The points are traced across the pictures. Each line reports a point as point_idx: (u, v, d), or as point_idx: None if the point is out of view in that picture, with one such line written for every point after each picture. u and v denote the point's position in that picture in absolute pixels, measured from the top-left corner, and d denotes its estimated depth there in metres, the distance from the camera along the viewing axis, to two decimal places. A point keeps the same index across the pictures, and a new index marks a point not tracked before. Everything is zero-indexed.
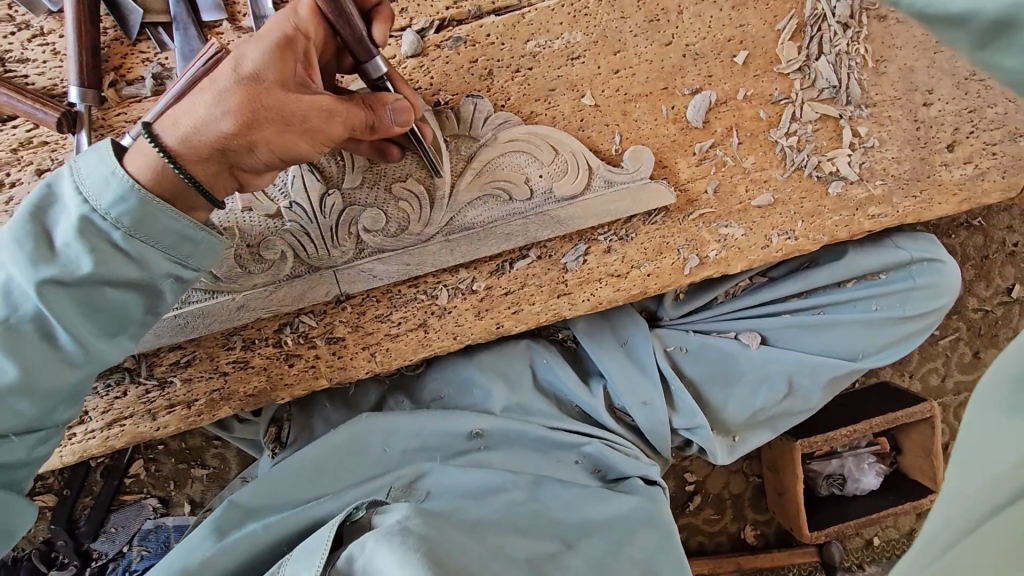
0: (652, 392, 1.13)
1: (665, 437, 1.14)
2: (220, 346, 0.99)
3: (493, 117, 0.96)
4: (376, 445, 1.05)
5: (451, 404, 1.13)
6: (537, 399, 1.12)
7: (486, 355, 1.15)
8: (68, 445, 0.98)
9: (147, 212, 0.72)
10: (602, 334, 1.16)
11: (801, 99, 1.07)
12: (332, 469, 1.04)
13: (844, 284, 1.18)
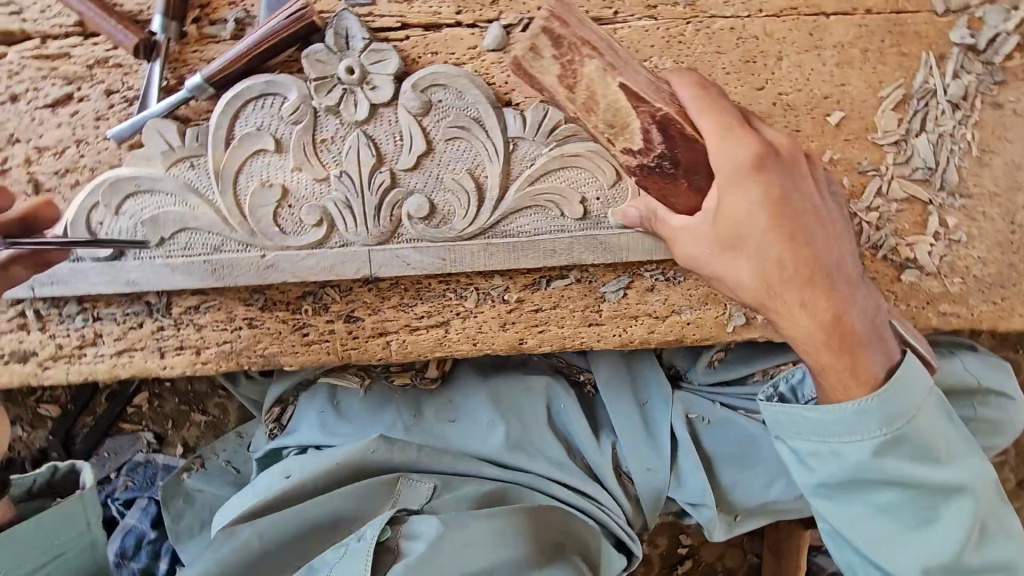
0: (660, 458, 1.08)
1: (660, 501, 1.08)
2: (241, 300, 0.98)
3: (560, 128, 0.91)
4: (384, 464, 1.04)
5: (456, 433, 1.10)
6: (548, 441, 1.09)
7: (504, 390, 1.13)
8: (76, 364, 0.98)
9: None
10: (622, 385, 1.12)
11: (891, 173, 0.99)
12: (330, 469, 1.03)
13: None
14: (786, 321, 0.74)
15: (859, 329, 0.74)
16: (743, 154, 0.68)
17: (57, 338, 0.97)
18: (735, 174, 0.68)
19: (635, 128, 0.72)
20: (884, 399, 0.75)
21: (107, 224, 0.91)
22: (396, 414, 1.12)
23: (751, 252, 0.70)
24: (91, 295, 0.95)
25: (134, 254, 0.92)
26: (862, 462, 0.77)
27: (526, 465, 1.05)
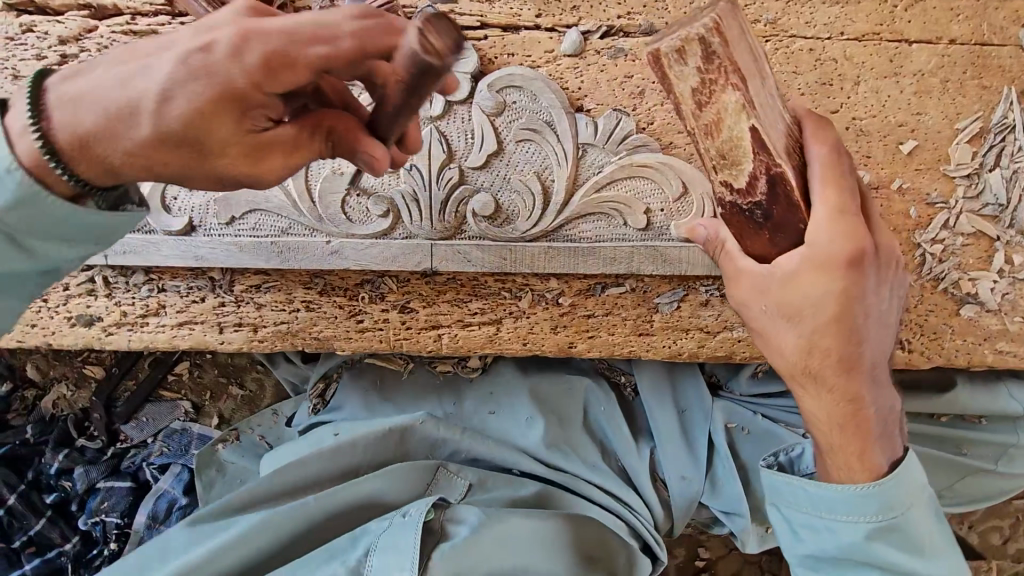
0: (695, 469, 1.10)
1: (692, 510, 1.09)
2: (302, 283, 1.00)
3: (632, 138, 0.92)
4: (427, 445, 1.08)
5: (495, 426, 1.11)
6: (585, 444, 1.11)
7: (544, 387, 1.13)
8: (138, 331, 1.01)
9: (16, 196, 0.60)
10: (664, 394, 1.12)
11: (959, 207, 0.97)
12: (376, 454, 1.07)
13: (936, 417, 1.11)
14: (808, 398, 0.75)
15: (873, 416, 0.75)
16: (839, 248, 0.66)
17: (123, 305, 1.00)
18: (821, 262, 0.67)
19: (745, 168, 0.69)
20: (888, 489, 0.76)
21: (180, 200, 0.93)
22: (438, 404, 1.15)
23: (802, 327, 0.70)
24: (159, 267, 0.98)
25: (205, 230, 0.94)
26: (853, 543, 0.78)
27: (564, 463, 1.06)
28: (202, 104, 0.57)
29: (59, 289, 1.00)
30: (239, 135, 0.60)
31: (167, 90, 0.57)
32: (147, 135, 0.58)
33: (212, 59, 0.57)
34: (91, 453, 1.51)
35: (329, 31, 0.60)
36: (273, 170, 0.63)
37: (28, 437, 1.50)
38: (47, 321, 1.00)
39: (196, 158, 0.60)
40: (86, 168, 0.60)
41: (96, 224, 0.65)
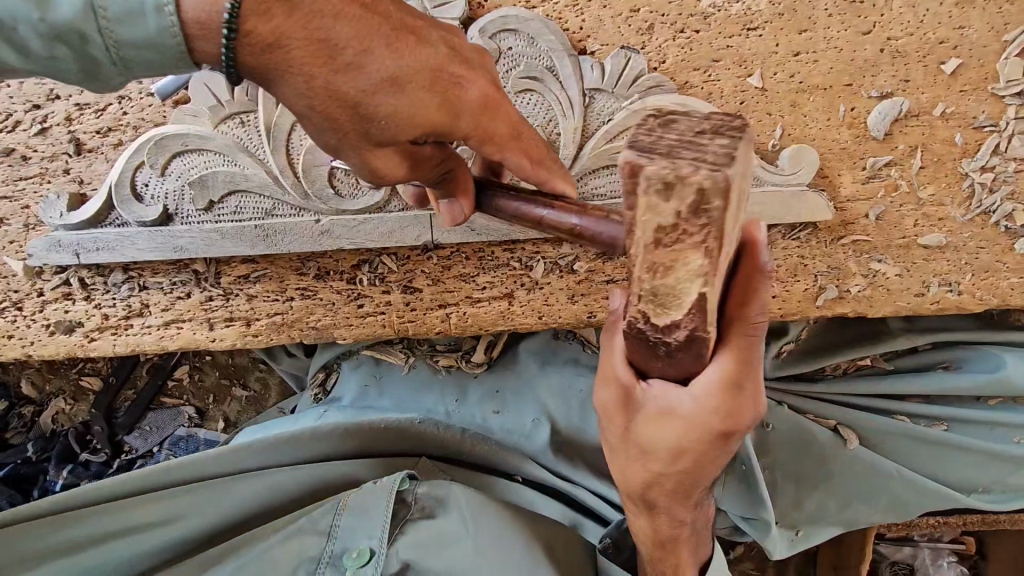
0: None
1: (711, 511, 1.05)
2: (293, 269, 0.91)
3: (645, 78, 0.83)
4: (427, 449, 1.03)
5: (500, 426, 1.09)
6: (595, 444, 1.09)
7: (554, 386, 1.12)
8: (123, 335, 0.93)
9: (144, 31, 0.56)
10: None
11: (1011, 130, 0.87)
12: (372, 449, 1.00)
13: (986, 400, 1.01)
14: (637, 511, 0.73)
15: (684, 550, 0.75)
16: (717, 422, 0.57)
17: (104, 307, 0.92)
18: (689, 427, 0.58)
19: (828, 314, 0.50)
20: None
21: (152, 187, 0.84)
22: (437, 399, 1.13)
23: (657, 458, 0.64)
24: (137, 262, 0.89)
25: (183, 219, 0.86)
26: None
27: (566, 467, 1.06)
28: (410, 114, 0.59)
29: (33, 295, 0.92)
30: (404, 143, 0.62)
31: (395, 91, 0.58)
32: (348, 94, 0.57)
33: (454, 96, 0.62)
34: (95, 467, 1.45)
35: (540, 157, 0.66)
36: (389, 176, 0.65)
37: (29, 455, 1.44)
38: (25, 331, 0.93)
39: (353, 142, 0.61)
40: (248, 57, 0.56)
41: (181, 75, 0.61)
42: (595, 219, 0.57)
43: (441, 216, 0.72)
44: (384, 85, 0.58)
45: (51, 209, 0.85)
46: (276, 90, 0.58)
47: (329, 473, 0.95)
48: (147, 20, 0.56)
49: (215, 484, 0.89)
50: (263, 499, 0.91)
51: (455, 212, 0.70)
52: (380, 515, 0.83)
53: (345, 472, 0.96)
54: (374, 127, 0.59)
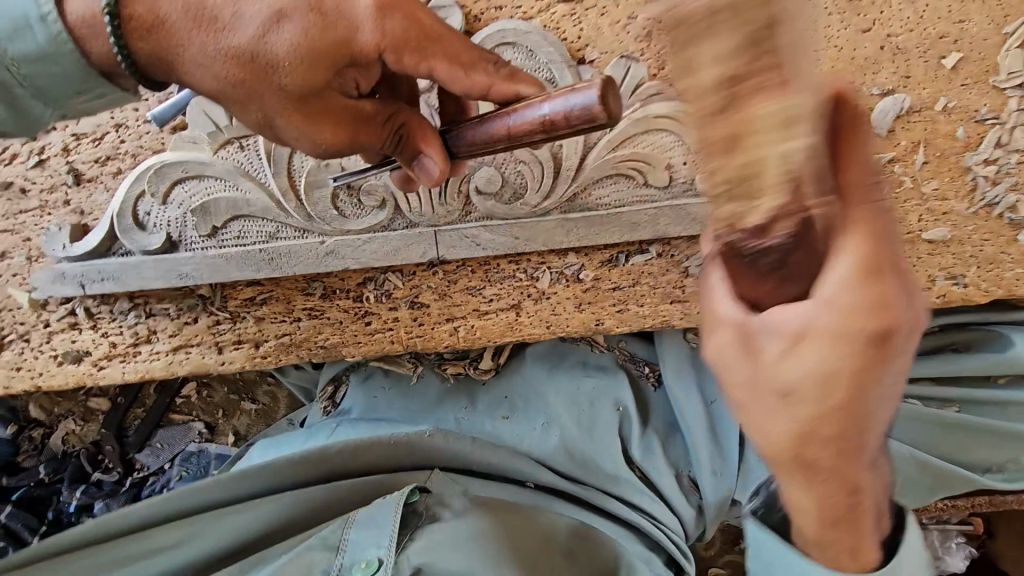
0: (725, 463, 1.08)
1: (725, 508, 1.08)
2: (299, 290, 0.91)
3: (645, 86, 0.82)
4: (435, 458, 1.02)
5: (510, 432, 1.10)
6: (609, 446, 1.06)
7: (563, 393, 1.11)
8: (131, 362, 0.93)
9: (53, 52, 0.61)
10: (692, 383, 1.11)
11: (1014, 122, 0.87)
12: (387, 462, 1.00)
13: (997, 379, 1.01)
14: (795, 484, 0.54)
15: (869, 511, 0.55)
16: (875, 328, 0.42)
17: (111, 336, 0.92)
18: (845, 346, 0.43)
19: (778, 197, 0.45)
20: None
21: (154, 215, 0.84)
22: (453, 408, 1.16)
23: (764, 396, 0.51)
24: (142, 290, 0.89)
25: (187, 245, 0.86)
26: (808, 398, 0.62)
27: (579, 470, 1.06)
28: (307, 46, 0.60)
29: (39, 327, 0.91)
30: (330, 92, 0.63)
31: (282, 28, 0.59)
32: (241, 48, 0.60)
33: (349, 16, 0.61)
34: (109, 485, 1.46)
35: (469, 58, 0.64)
36: (334, 137, 0.65)
37: (42, 478, 1.45)
38: (33, 362, 0.93)
39: (283, 115, 0.63)
40: (139, 44, 0.60)
41: (99, 93, 0.66)
42: (568, 96, 0.53)
43: (421, 177, 0.69)
44: (272, 24, 0.59)
45: (54, 242, 0.85)
46: (185, 77, 0.62)
47: (340, 489, 0.96)
48: (37, 35, 0.60)
49: (228, 509, 0.92)
50: (274, 518, 0.93)
51: (429, 160, 0.67)
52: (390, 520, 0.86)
53: (356, 489, 0.97)
54: (288, 80, 0.60)
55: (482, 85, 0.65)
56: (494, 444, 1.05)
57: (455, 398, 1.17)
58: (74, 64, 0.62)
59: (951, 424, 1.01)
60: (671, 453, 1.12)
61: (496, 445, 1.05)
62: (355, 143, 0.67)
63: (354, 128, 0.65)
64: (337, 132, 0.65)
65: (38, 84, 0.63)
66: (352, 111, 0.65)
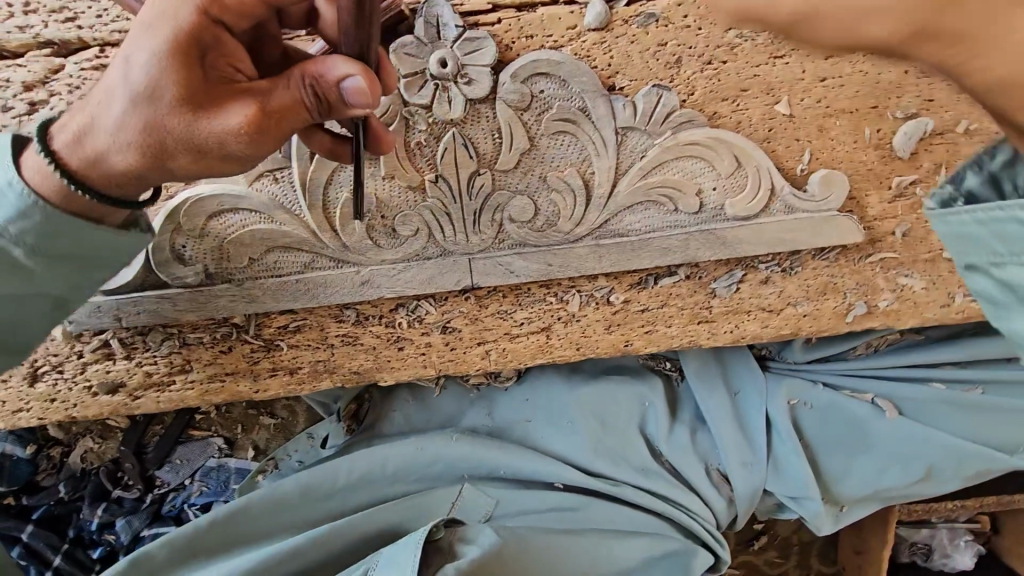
0: (754, 453, 1.10)
1: (759, 497, 1.10)
2: (333, 317, 0.92)
3: (677, 114, 0.82)
4: (462, 467, 1.12)
5: (539, 435, 1.14)
6: (632, 443, 1.11)
7: (586, 399, 1.12)
8: (166, 391, 0.94)
9: (38, 214, 0.65)
10: (715, 377, 1.11)
11: None
12: (424, 468, 1.11)
13: (1013, 360, 1.06)
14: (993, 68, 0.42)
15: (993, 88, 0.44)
16: None
17: (145, 365, 0.92)
18: None
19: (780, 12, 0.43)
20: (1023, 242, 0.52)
21: (191, 248, 0.84)
22: (474, 417, 1.18)
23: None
24: (175, 321, 0.89)
25: (223, 276, 0.86)
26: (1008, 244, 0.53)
27: (606, 468, 1.09)
28: (164, 59, 0.58)
29: (73, 358, 0.91)
30: (214, 89, 0.60)
31: (135, 58, 0.59)
32: (128, 100, 0.59)
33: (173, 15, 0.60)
34: (129, 502, 1.46)
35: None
36: (246, 117, 0.58)
37: (62, 495, 1.46)
38: (67, 394, 0.93)
39: (203, 148, 0.60)
40: (70, 157, 0.63)
41: (95, 239, 0.69)
42: None
43: (357, 99, 0.58)
44: (133, 67, 0.60)
45: None
46: (118, 168, 0.63)
47: (374, 514, 1.06)
48: (15, 203, 0.65)
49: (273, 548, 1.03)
50: (312, 542, 1.03)
51: (341, 68, 0.57)
52: (409, 560, 0.91)
53: (383, 515, 1.07)
54: (174, 102, 0.59)
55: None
56: (521, 448, 1.12)
57: (477, 408, 1.19)
58: (54, 219, 0.66)
59: (975, 405, 1.05)
60: (700, 446, 1.13)
61: (524, 449, 1.11)
62: (275, 118, 0.59)
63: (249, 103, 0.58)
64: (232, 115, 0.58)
65: (32, 244, 0.67)
66: (243, 90, 0.60)
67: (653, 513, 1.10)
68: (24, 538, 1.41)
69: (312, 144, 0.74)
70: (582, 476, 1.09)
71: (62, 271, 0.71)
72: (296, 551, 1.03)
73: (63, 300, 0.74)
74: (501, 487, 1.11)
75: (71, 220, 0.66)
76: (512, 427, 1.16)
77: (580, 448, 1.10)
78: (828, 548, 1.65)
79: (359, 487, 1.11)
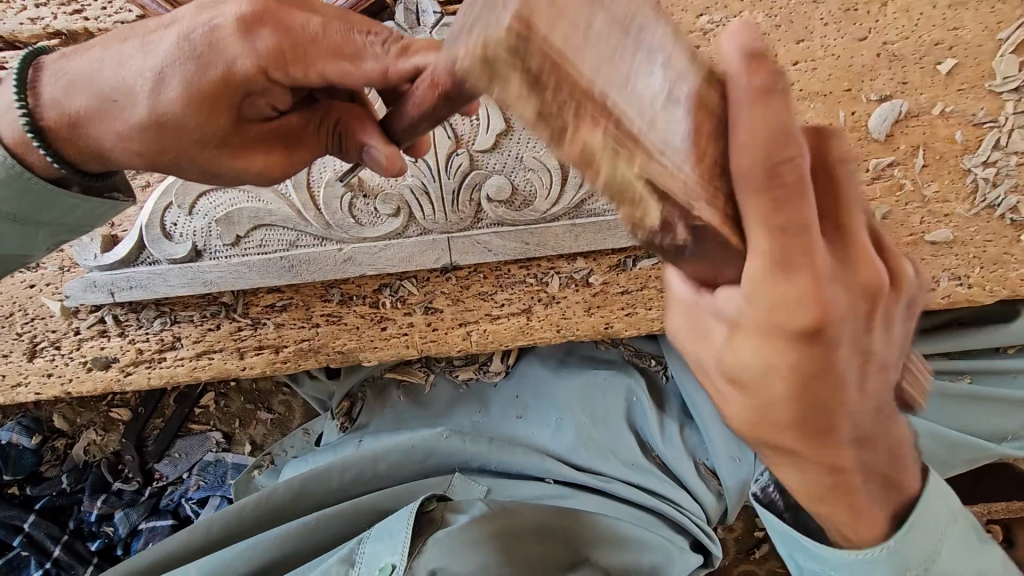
0: (742, 447, 1.08)
1: (747, 493, 1.07)
2: (318, 296, 0.95)
3: None
4: (453, 458, 1.12)
5: (526, 433, 1.14)
6: (620, 436, 1.11)
7: (574, 388, 1.14)
8: (156, 367, 0.97)
9: (24, 184, 0.66)
10: (698, 370, 1.11)
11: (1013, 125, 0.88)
12: (413, 467, 1.12)
13: (1004, 349, 1.05)
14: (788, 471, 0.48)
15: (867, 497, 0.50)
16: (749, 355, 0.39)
17: (137, 342, 0.96)
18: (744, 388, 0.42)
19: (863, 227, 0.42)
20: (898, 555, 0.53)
21: (181, 225, 0.88)
22: (465, 412, 1.19)
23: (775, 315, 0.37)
24: (168, 298, 0.93)
25: (211, 253, 0.89)
26: None
27: (593, 461, 1.08)
28: (200, 97, 0.58)
29: (70, 334, 0.95)
30: (240, 125, 0.62)
31: (165, 77, 0.58)
32: (142, 119, 0.60)
33: (227, 73, 0.57)
34: (128, 495, 1.48)
35: (354, 48, 0.58)
36: (268, 164, 0.65)
37: (64, 487, 1.48)
38: (63, 369, 0.97)
39: (223, 144, 0.62)
40: (69, 147, 0.64)
41: (75, 206, 0.71)
42: None
43: (377, 169, 0.63)
44: (153, 83, 0.59)
45: (85, 252, 0.88)
46: (118, 162, 0.64)
47: (360, 504, 1.05)
48: None
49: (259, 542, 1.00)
50: (295, 532, 1.01)
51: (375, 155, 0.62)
52: (402, 531, 0.91)
53: (375, 502, 1.06)
54: (211, 112, 0.59)
55: (377, 72, 0.57)
56: (509, 443, 1.12)
57: (467, 405, 1.20)
58: (39, 186, 0.67)
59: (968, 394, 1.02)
60: (687, 439, 1.12)
61: (511, 440, 1.13)
62: (296, 158, 0.67)
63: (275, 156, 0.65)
64: (258, 160, 0.65)
65: (11, 206, 0.68)
66: (274, 130, 0.65)
67: (646, 510, 1.06)
68: (25, 528, 1.41)
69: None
70: (567, 473, 1.07)
71: (40, 233, 0.72)
72: (277, 544, 1.00)
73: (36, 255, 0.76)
74: (494, 478, 1.11)
75: (48, 188, 0.67)
76: (500, 418, 1.17)
77: (569, 440, 1.10)
78: None
79: (351, 485, 1.11)
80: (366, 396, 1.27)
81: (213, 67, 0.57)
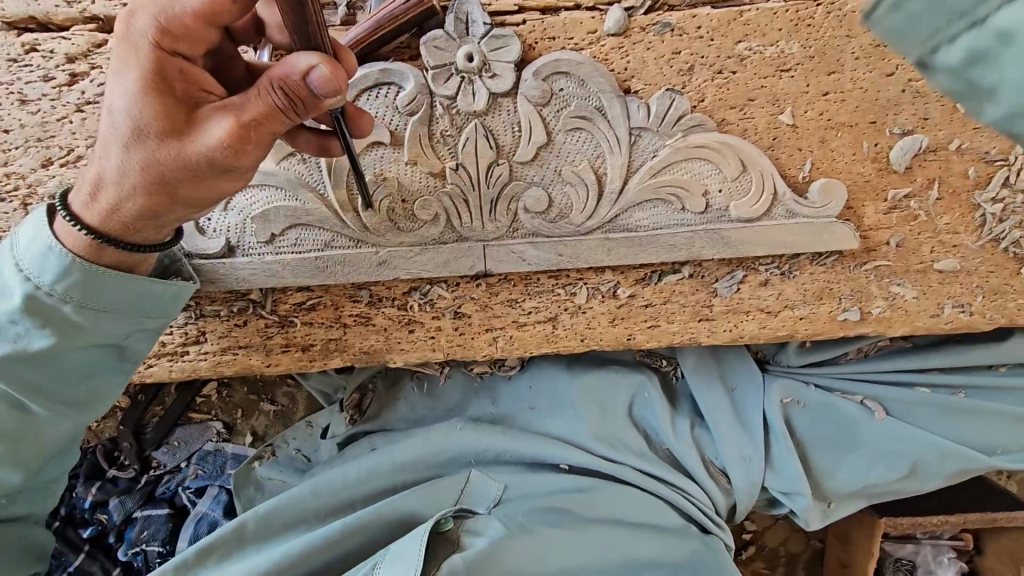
0: (751, 446, 1.12)
1: (757, 490, 1.11)
2: (347, 296, 0.95)
3: (687, 118, 0.87)
4: (468, 453, 1.14)
5: (539, 424, 1.17)
6: (629, 433, 1.13)
7: (587, 386, 1.15)
8: (179, 361, 0.97)
9: (102, 275, 0.75)
10: (711, 373, 1.14)
11: (1020, 163, 0.92)
12: (427, 460, 1.13)
13: (998, 367, 1.09)
14: None
15: None
16: None
17: (160, 335, 0.95)
18: None
19: None
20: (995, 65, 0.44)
21: (215, 221, 0.88)
22: (479, 408, 1.21)
23: None
24: (197, 292, 0.92)
25: (243, 250, 0.89)
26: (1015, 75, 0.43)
27: (606, 451, 1.11)
28: (146, 102, 0.65)
29: None
30: (193, 121, 0.66)
31: (116, 93, 0.67)
32: (127, 151, 0.68)
33: (151, 78, 0.65)
34: (124, 482, 1.45)
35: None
36: (231, 140, 0.64)
37: None
38: None
39: (188, 143, 0.66)
40: (91, 213, 0.73)
41: (153, 288, 0.80)
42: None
43: (325, 91, 0.62)
44: (117, 120, 0.67)
45: None
46: (133, 210, 0.72)
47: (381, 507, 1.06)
48: (73, 264, 0.74)
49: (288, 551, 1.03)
50: (312, 540, 1.04)
51: (301, 65, 0.61)
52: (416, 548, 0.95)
53: (395, 504, 1.07)
54: (167, 117, 0.66)
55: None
56: (523, 435, 1.14)
57: (479, 399, 1.22)
58: (116, 274, 0.76)
59: (959, 409, 1.08)
60: (698, 438, 1.15)
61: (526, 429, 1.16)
62: (253, 127, 0.64)
63: (229, 131, 0.64)
64: (215, 138, 0.65)
65: (84, 299, 0.76)
66: (222, 107, 0.65)
67: (659, 500, 1.10)
68: None
69: (304, 144, 0.79)
70: (582, 461, 1.10)
71: (126, 322, 0.80)
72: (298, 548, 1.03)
73: (123, 350, 0.84)
74: (509, 473, 1.13)
75: (119, 274, 0.76)
76: (514, 412, 1.19)
77: (579, 437, 1.13)
78: (814, 562, 1.67)
79: (366, 480, 1.13)
80: (376, 389, 1.28)
81: (133, 74, 0.65)
